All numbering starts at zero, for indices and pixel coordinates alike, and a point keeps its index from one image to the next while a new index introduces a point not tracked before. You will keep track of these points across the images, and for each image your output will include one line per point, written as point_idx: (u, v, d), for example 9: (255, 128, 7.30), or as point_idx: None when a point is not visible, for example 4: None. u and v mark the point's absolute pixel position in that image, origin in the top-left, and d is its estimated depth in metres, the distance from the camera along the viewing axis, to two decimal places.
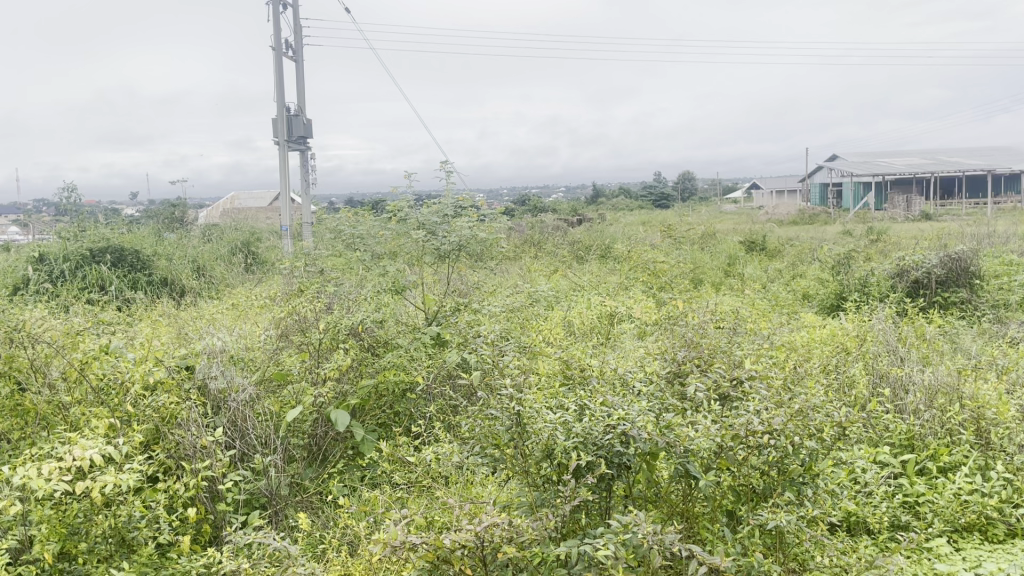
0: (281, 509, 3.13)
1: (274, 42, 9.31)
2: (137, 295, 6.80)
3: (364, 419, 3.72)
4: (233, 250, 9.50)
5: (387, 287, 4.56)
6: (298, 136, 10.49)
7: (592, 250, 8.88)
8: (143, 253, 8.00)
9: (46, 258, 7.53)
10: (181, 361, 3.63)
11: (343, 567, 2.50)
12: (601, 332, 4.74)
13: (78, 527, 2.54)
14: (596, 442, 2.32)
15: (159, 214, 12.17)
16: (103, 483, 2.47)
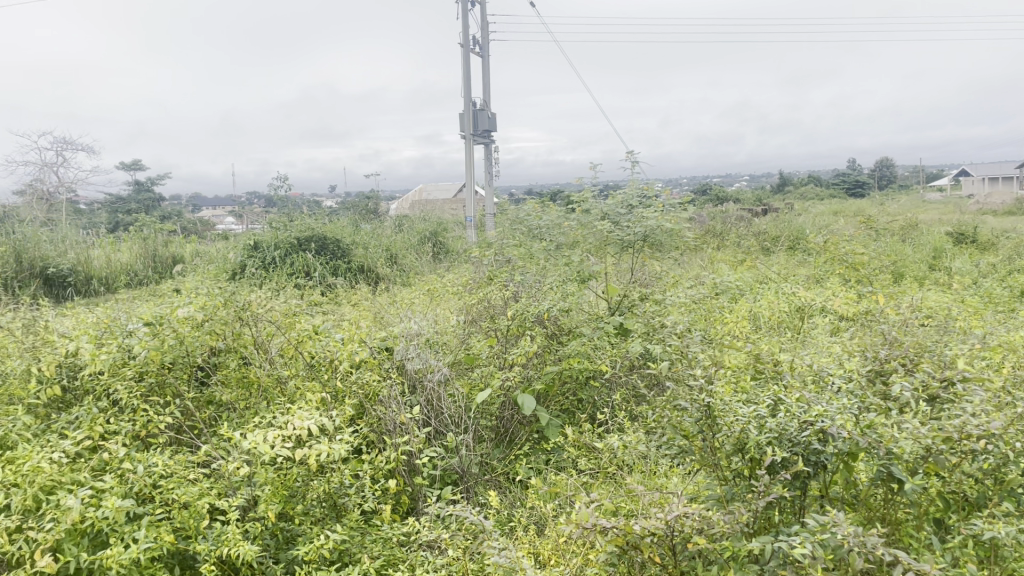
0: (472, 486, 3.27)
1: (462, 39, 9.66)
2: (339, 281, 7.33)
3: (548, 404, 3.80)
4: (422, 240, 9.99)
5: (572, 277, 4.61)
6: (484, 130, 10.86)
7: (780, 241, 8.56)
8: (343, 242, 8.59)
9: (260, 246, 8.25)
10: (382, 342, 3.91)
11: (532, 545, 2.60)
12: (791, 326, 4.56)
13: (297, 490, 2.80)
14: (792, 439, 2.25)
15: (356, 206, 13.01)
16: (319, 452, 2.72)
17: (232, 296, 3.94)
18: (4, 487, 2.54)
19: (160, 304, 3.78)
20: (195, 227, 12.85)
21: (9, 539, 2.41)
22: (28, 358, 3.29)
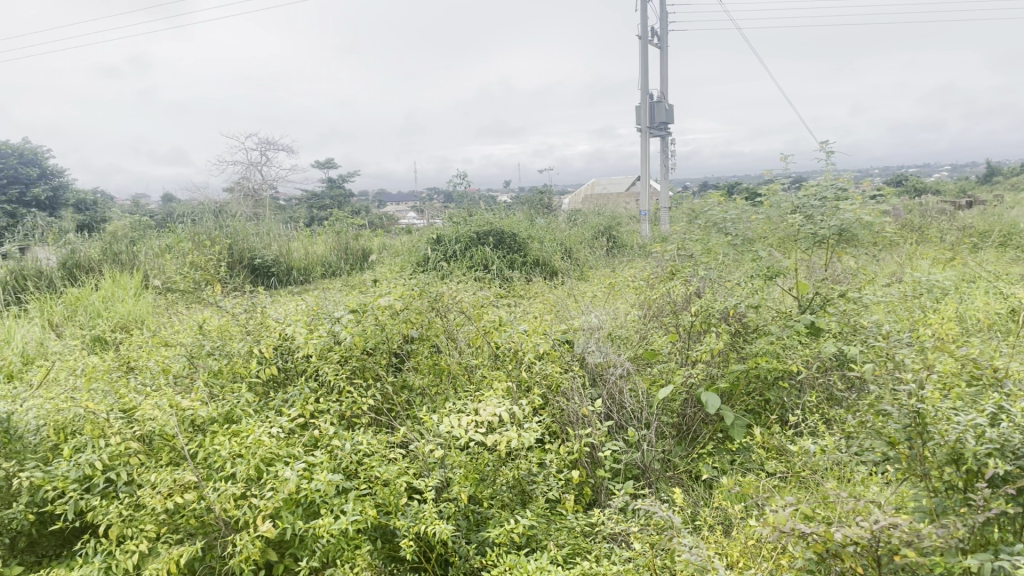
0: (654, 482, 3.24)
1: (641, 31, 9.57)
2: (516, 274, 7.51)
3: (733, 403, 3.70)
4: (597, 234, 10.03)
5: (760, 273, 4.50)
6: (661, 122, 10.71)
7: (990, 236, 7.84)
8: (519, 236, 8.78)
9: (442, 240, 8.65)
10: (563, 335, 3.98)
11: (720, 545, 2.56)
12: (1007, 330, 4.18)
13: (488, 474, 2.91)
14: (1016, 451, 2.07)
15: (531, 200, 13.24)
16: (509, 439, 2.82)
17: (426, 287, 4.13)
18: (232, 457, 2.83)
19: (361, 294, 4.05)
20: (380, 221, 13.60)
21: (235, 503, 2.68)
22: (249, 341, 3.64)
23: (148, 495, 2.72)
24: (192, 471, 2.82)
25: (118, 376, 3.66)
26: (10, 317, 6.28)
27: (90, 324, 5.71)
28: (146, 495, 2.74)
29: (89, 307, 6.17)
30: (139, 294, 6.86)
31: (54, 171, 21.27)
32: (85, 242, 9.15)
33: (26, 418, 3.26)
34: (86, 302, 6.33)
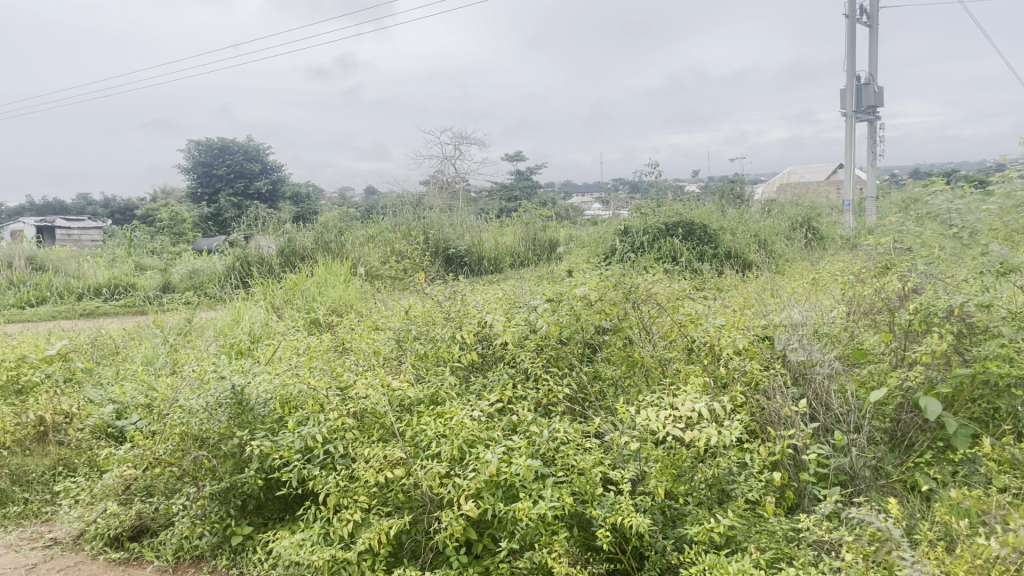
0: (864, 490, 3.05)
1: (848, 9, 9.00)
2: (706, 267, 7.33)
3: (955, 411, 3.40)
4: (794, 225, 9.57)
5: (990, 269, 4.08)
6: (868, 106, 10.02)
7: None
8: (710, 227, 8.56)
9: (630, 231, 8.78)
10: (762, 331, 3.84)
11: (942, 561, 2.36)
12: None
13: (686, 470, 2.85)
14: None
15: (722, 190, 12.84)
16: (709, 436, 2.74)
17: (625, 277, 4.08)
18: (436, 437, 3.00)
19: (557, 283, 4.10)
20: (567, 213, 13.73)
21: (440, 481, 2.84)
22: (452, 327, 3.78)
23: (362, 468, 2.96)
24: (400, 448, 3.01)
25: (334, 356, 3.96)
26: (240, 300, 6.98)
27: (307, 307, 6.22)
28: (360, 469, 2.98)
29: (305, 292, 6.71)
30: (348, 280, 7.38)
31: (273, 166, 23.27)
32: (301, 232, 9.98)
33: (257, 392, 3.58)
34: (302, 287, 6.89)
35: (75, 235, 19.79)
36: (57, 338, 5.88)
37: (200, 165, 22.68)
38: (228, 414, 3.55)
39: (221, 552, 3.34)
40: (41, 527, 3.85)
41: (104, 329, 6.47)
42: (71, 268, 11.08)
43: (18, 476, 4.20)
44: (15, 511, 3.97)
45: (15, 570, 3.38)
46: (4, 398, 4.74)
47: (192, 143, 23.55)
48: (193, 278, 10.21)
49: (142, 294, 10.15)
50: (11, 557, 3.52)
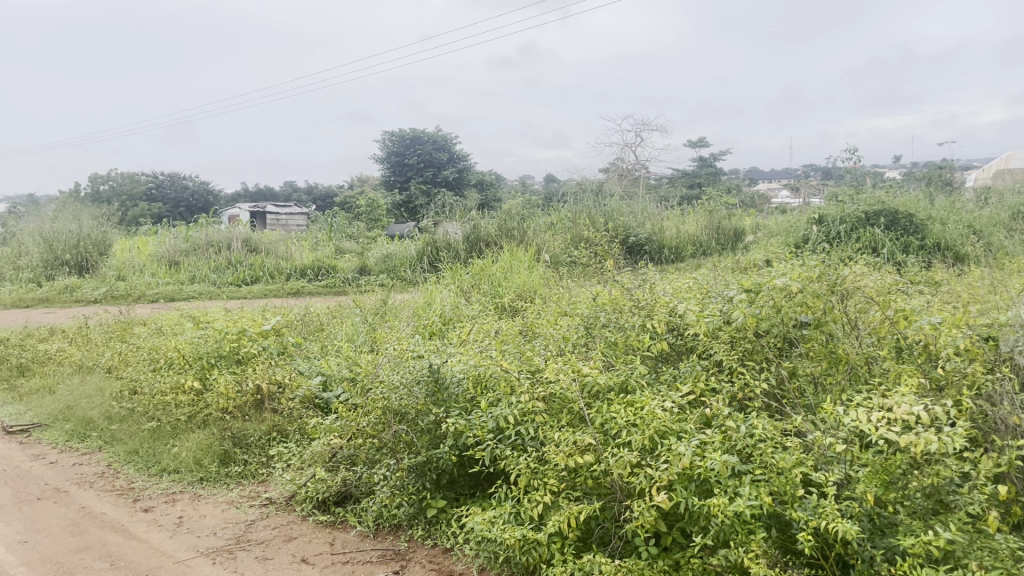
0: None
1: None
2: (912, 259, 6.81)
3: None
4: (1016, 214, 8.66)
5: None
6: None
7: None
8: (917, 217, 7.94)
9: (825, 220, 8.32)
10: (985, 331, 3.49)
11: None
12: None
13: (899, 478, 2.64)
14: None
15: (930, 177, 11.85)
16: (928, 442, 2.51)
17: (831, 267, 3.83)
18: (628, 425, 2.98)
19: (754, 273, 3.93)
20: (753, 200, 13.22)
21: (631, 470, 2.82)
22: (642, 315, 3.73)
23: (553, 452, 3.00)
24: (591, 434, 3.02)
25: (524, 342, 4.04)
26: (431, 283, 7.28)
27: (494, 292, 6.39)
28: (550, 452, 3.02)
29: (491, 277, 6.89)
30: (532, 266, 7.50)
31: (460, 155, 24.03)
32: (486, 219, 10.26)
33: (452, 371, 3.73)
34: (489, 271, 7.09)
35: (282, 219, 21.51)
36: (270, 314, 6.41)
37: (392, 155, 23.88)
38: (425, 391, 3.71)
39: (417, 522, 3.52)
40: (258, 487, 4.22)
41: (311, 308, 6.98)
42: (279, 250, 12.04)
43: (239, 439, 4.61)
44: (237, 471, 4.37)
45: (237, 525, 3.74)
46: (227, 366, 5.25)
47: (386, 134, 24.84)
48: (386, 262, 10.81)
49: (341, 276, 10.87)
50: (234, 512, 3.89)
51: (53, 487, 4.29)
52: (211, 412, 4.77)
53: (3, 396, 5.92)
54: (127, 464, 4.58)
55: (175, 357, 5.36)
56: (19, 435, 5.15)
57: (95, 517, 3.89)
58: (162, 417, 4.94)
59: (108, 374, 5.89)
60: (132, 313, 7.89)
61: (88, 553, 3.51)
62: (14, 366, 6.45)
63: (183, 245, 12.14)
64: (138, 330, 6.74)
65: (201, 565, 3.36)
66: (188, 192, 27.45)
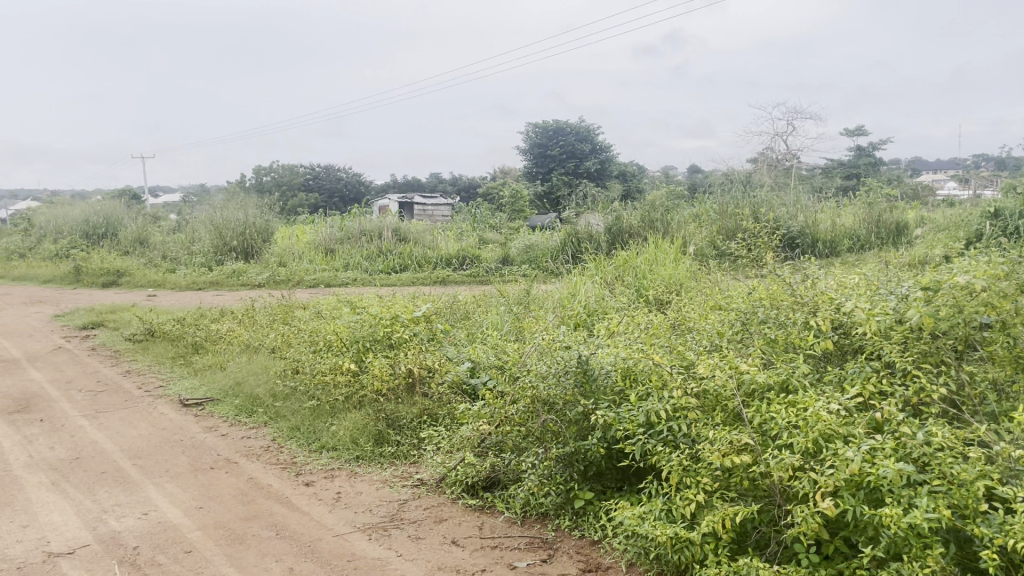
0: None
1: None
2: None
3: None
4: None
5: None
6: None
7: None
8: None
9: (1002, 214, 7.68)
10: None
11: None
12: None
13: None
14: None
15: None
16: None
17: (1020, 264, 3.50)
18: (788, 427, 2.85)
19: (930, 270, 3.66)
20: (917, 192, 12.39)
21: (792, 474, 2.69)
22: (805, 312, 3.56)
23: (708, 450, 2.92)
24: (749, 434, 2.91)
25: (677, 337, 3.96)
26: (575, 274, 7.29)
27: (640, 284, 6.30)
28: (704, 450, 2.94)
29: (637, 268, 6.79)
30: (678, 257, 7.35)
31: (603, 146, 23.90)
32: (629, 210, 10.16)
33: (601, 363, 3.72)
34: (634, 263, 7.01)
35: (428, 210, 22.14)
36: (420, 301, 6.61)
37: (535, 146, 24.05)
38: (574, 381, 3.70)
39: (564, 512, 3.53)
40: (410, 467, 4.35)
41: (457, 296, 7.14)
42: (425, 239, 12.39)
43: (392, 420, 4.78)
44: (390, 451, 4.53)
45: (391, 504, 3.88)
46: (381, 350, 5.47)
47: (529, 125, 25.04)
48: (529, 253, 10.93)
49: (485, 266, 11.08)
50: (387, 491, 4.03)
51: (224, 458, 4.60)
52: (367, 394, 4.98)
53: (181, 371, 6.41)
54: (290, 439, 4.85)
55: (333, 340, 5.67)
56: (195, 407, 5.57)
57: (262, 488, 4.15)
58: (322, 396, 5.21)
59: (272, 354, 6.26)
60: (292, 297, 8.36)
61: (256, 521, 3.73)
62: (189, 343, 6.98)
63: (338, 234, 12.73)
64: (299, 313, 7.14)
65: (358, 540, 3.50)
66: (342, 183, 28.77)
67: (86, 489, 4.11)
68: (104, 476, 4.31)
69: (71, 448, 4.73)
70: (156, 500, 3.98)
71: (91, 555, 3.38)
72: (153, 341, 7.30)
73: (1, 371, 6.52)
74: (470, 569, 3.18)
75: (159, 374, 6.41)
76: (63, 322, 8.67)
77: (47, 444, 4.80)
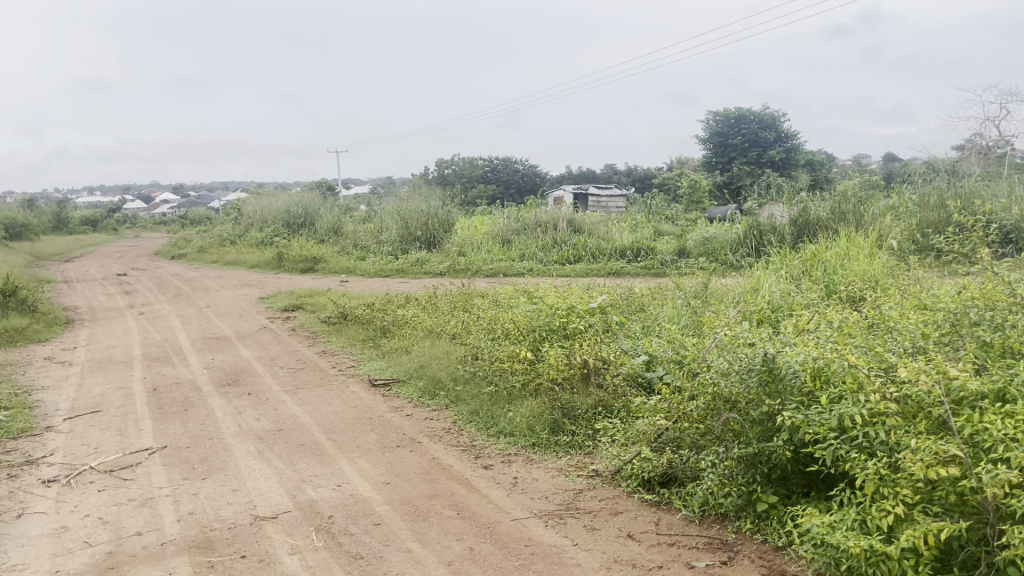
0: None
1: None
2: None
3: None
4: None
5: None
6: None
7: None
8: None
9: None
10: None
11: None
12: None
13: None
14: None
15: None
16: None
17: None
18: (1005, 439, 2.59)
19: None
20: None
21: (1009, 492, 2.45)
22: None
23: (909, 459, 2.71)
24: (957, 444, 2.68)
25: (875, 337, 3.70)
26: (758, 267, 7.01)
27: (830, 280, 5.96)
28: (904, 459, 2.74)
29: (826, 262, 6.42)
30: (873, 251, 6.88)
31: (789, 134, 22.79)
32: (818, 200, 9.61)
33: (789, 362, 3.49)
34: (824, 256, 6.63)
35: (603, 201, 22.07)
36: (596, 292, 6.61)
37: (715, 134, 23.32)
38: (758, 379, 3.53)
39: (745, 515, 3.41)
40: (585, 458, 4.36)
41: (634, 288, 7.08)
42: (600, 230, 12.37)
43: (567, 410, 4.81)
44: (566, 440, 4.57)
45: (567, 493, 3.91)
46: (558, 340, 5.53)
47: (710, 114, 24.29)
48: (707, 246, 10.67)
49: (660, 258, 10.94)
50: (563, 480, 4.07)
51: (409, 437, 4.82)
52: (543, 382, 5.05)
53: (370, 353, 6.79)
54: (469, 423, 5.01)
55: (511, 328, 5.80)
56: (383, 387, 5.89)
57: (443, 468, 4.31)
58: (500, 383, 5.33)
59: (454, 340, 6.49)
60: (472, 285, 8.62)
61: (438, 500, 3.89)
62: (378, 327, 7.38)
63: (515, 224, 12.98)
64: (479, 301, 7.35)
65: (535, 526, 3.56)
66: (519, 174, 29.28)
67: (287, 459, 4.45)
68: (303, 448, 4.65)
69: (274, 420, 5.14)
70: (348, 473, 4.25)
71: (292, 520, 3.66)
72: (346, 324, 7.78)
73: (217, 347, 7.19)
74: (648, 564, 3.14)
75: (351, 355, 6.82)
76: (267, 304, 9.44)
77: (254, 415, 5.24)
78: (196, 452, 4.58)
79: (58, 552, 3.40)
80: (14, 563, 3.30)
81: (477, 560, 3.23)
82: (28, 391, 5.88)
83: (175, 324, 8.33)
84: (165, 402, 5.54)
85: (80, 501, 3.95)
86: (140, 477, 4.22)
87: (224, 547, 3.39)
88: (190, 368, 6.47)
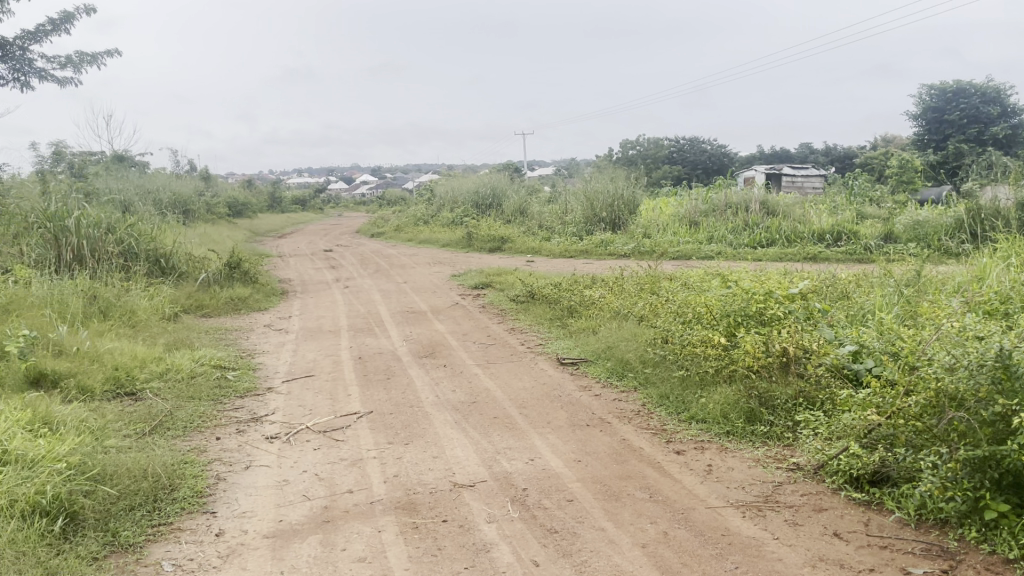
0: None
1: None
2: None
3: None
4: None
5: None
6: None
7: None
8: None
9: None
10: None
11: None
12: None
13: None
14: None
15: None
16: None
17: None
18: None
19: None
20: None
21: None
22: None
23: None
24: None
25: None
26: (981, 254, 6.39)
27: None
28: None
29: None
30: None
31: (1016, 108, 20.49)
32: None
33: None
34: None
35: (797, 182, 20.96)
36: (795, 277, 6.31)
37: (929, 109, 21.41)
38: (990, 377, 3.22)
39: (970, 522, 3.13)
40: (784, 450, 4.18)
41: (835, 273, 6.68)
42: (796, 213, 11.76)
43: (765, 399, 4.62)
44: (763, 431, 4.39)
45: (766, 485, 3.77)
46: (754, 326, 5.32)
47: (922, 87, 22.33)
48: (917, 230, 9.87)
49: (863, 243, 10.30)
50: (761, 471, 3.93)
51: (598, 417, 4.84)
52: (738, 369, 4.88)
53: (558, 331, 6.88)
54: (659, 407, 4.95)
55: (703, 312, 5.65)
56: (570, 366, 5.94)
57: (634, 450, 4.29)
58: (691, 368, 5.22)
59: (641, 322, 6.43)
60: (660, 267, 8.49)
61: (630, 481, 3.87)
62: (565, 307, 7.45)
63: (703, 206, 12.61)
64: (668, 283, 7.23)
65: (732, 515, 3.46)
66: (707, 154, 28.40)
67: (482, 431, 4.60)
68: (496, 421, 4.78)
69: (469, 392, 5.33)
70: (540, 448, 4.33)
71: (488, 490, 3.78)
72: (534, 303, 7.92)
73: (414, 320, 7.56)
74: (858, 566, 2.97)
75: (539, 333, 6.94)
76: (459, 281, 9.81)
77: (450, 386, 5.47)
78: (399, 418, 4.84)
79: (282, 503, 3.71)
80: (244, 510, 3.65)
81: (672, 545, 3.19)
82: (252, 354, 6.47)
83: (376, 297, 8.84)
84: (370, 370, 5.91)
85: (298, 457, 4.29)
86: (349, 439, 4.53)
87: (427, 510, 3.57)
88: (391, 339, 6.84)
